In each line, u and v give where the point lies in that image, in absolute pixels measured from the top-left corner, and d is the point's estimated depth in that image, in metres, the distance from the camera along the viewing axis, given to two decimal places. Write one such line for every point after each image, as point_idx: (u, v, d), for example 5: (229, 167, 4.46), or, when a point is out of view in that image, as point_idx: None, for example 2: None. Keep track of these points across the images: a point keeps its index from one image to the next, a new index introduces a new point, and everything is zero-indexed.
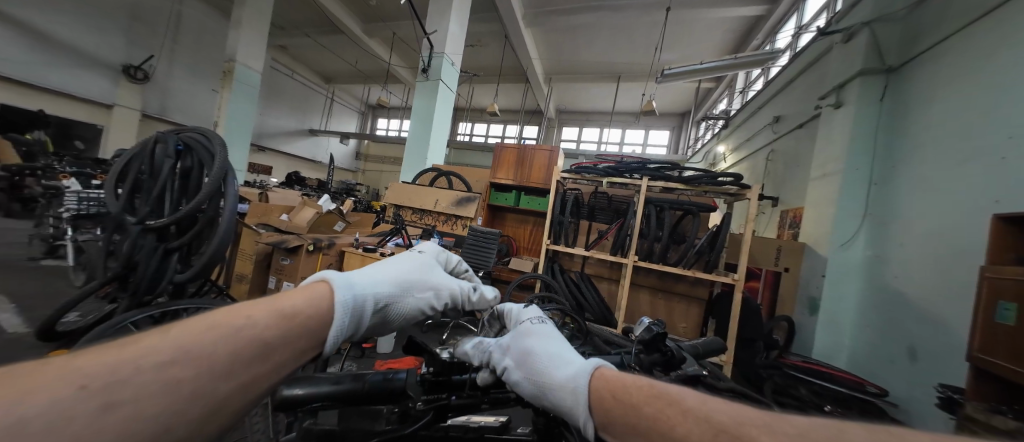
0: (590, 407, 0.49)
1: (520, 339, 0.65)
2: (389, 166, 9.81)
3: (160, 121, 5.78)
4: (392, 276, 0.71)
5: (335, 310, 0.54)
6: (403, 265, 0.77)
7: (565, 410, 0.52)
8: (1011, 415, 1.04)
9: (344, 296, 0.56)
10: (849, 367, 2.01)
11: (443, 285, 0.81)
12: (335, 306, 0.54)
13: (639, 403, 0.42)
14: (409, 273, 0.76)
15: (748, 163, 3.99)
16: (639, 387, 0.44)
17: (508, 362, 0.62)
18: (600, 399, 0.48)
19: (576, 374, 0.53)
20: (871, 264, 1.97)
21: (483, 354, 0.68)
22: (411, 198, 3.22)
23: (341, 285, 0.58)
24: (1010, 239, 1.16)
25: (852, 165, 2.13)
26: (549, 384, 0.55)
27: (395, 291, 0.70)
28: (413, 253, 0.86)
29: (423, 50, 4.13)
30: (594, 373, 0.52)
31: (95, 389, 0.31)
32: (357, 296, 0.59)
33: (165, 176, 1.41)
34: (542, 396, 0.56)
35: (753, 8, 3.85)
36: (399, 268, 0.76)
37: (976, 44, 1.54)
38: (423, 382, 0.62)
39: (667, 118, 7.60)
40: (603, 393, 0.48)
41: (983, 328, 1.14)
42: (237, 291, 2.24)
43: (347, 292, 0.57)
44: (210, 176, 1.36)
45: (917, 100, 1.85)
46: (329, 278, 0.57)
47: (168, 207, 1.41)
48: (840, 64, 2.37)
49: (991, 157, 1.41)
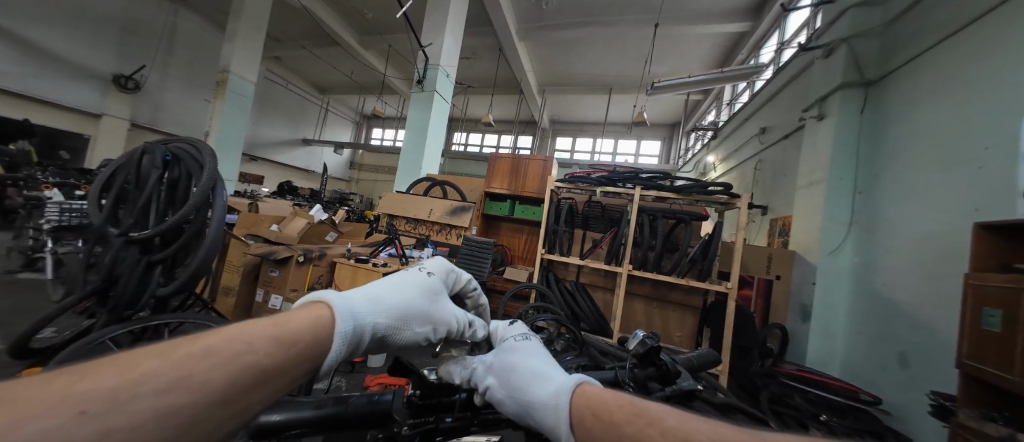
0: (571, 423, 0.48)
1: (505, 357, 0.64)
2: (382, 175, 9.75)
3: (150, 131, 5.63)
4: (391, 304, 0.67)
5: (334, 340, 0.52)
6: (404, 290, 0.72)
7: (545, 428, 0.51)
8: (1003, 421, 1.07)
9: (344, 331, 0.53)
10: (842, 373, 2.05)
11: (445, 313, 0.77)
12: (334, 336, 0.52)
13: (621, 424, 0.42)
14: (410, 300, 0.71)
15: (737, 172, 4.11)
16: (624, 410, 0.43)
17: (491, 381, 0.61)
18: (581, 416, 0.47)
19: (558, 389, 0.52)
20: (860, 271, 2.03)
21: (466, 372, 0.65)
22: (405, 207, 3.21)
23: (342, 316, 0.55)
24: (991, 246, 1.22)
25: (837, 174, 2.21)
26: (531, 402, 0.54)
27: (394, 319, 0.67)
28: (420, 274, 0.79)
29: (418, 61, 4.17)
30: (575, 390, 0.50)
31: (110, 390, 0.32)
32: (356, 326, 0.57)
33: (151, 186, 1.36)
34: (524, 416, 0.55)
35: (738, 25, 4.03)
36: (400, 295, 0.70)
37: (950, 59, 1.65)
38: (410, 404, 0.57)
39: (658, 129, 7.80)
40: (584, 410, 0.48)
41: (973, 333, 1.19)
42: (223, 305, 2.16)
43: (347, 322, 0.55)
44: (198, 186, 1.31)
45: (896, 112, 1.96)
46: (331, 303, 0.55)
47: (154, 218, 1.36)
48: (820, 78, 2.49)
49: (972, 166, 1.49)
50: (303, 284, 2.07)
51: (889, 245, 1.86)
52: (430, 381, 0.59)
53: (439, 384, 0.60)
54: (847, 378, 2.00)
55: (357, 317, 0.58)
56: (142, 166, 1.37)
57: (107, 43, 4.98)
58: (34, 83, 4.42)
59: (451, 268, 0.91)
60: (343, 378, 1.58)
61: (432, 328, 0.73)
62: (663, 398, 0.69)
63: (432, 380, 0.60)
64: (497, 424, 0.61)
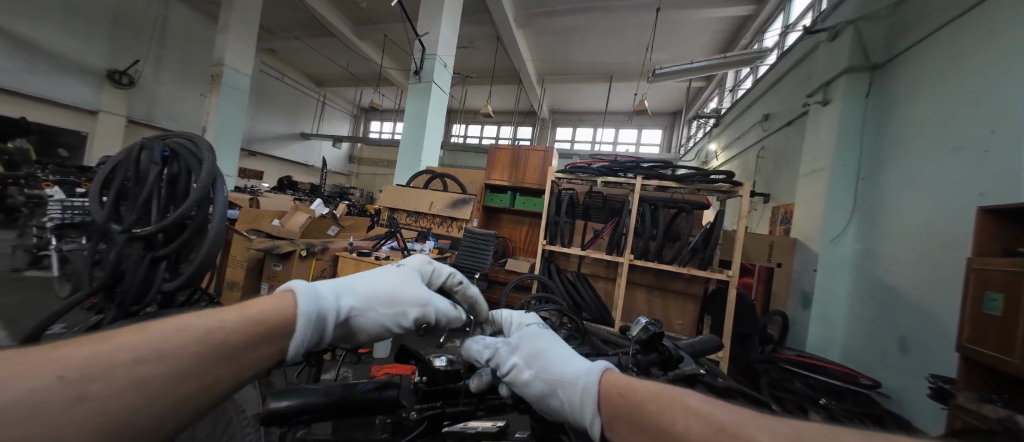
0: (598, 403, 0.50)
1: (530, 339, 0.65)
2: (381, 169, 9.71)
3: (147, 128, 5.60)
4: (363, 289, 0.68)
5: (297, 320, 0.52)
6: (376, 280, 0.72)
7: (572, 409, 0.53)
8: (1001, 403, 1.08)
9: (306, 304, 0.53)
10: (842, 358, 2.07)
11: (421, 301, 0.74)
12: (297, 317, 0.52)
13: (647, 405, 0.42)
14: (382, 290, 0.70)
15: (739, 160, 4.08)
16: (652, 389, 0.44)
17: (517, 360, 0.61)
18: (609, 397, 0.49)
19: (586, 370, 0.53)
20: (861, 257, 2.03)
21: (488, 352, 0.66)
22: (405, 201, 3.21)
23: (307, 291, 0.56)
24: (994, 230, 1.22)
25: (839, 161, 2.20)
26: (559, 381, 0.55)
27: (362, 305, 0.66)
28: (393, 268, 0.79)
29: (415, 52, 4.10)
30: (602, 376, 0.51)
31: (74, 379, 0.33)
32: (321, 308, 0.56)
33: (151, 182, 1.36)
34: (550, 397, 0.56)
35: (742, 9, 3.94)
36: (371, 284, 0.70)
37: (956, 42, 1.62)
38: (417, 390, 0.59)
39: (660, 117, 7.72)
40: (613, 394, 0.49)
41: (974, 316, 1.19)
42: (229, 299, 2.18)
43: (312, 303, 0.55)
44: (197, 182, 1.31)
45: (901, 96, 1.93)
46: (294, 287, 0.56)
47: (155, 214, 1.36)
48: (825, 62, 2.44)
49: (977, 150, 1.47)
50: (307, 278, 2.08)
51: (890, 231, 1.86)
52: (436, 369, 0.60)
53: (445, 371, 0.60)
54: (846, 363, 2.02)
55: (322, 295, 0.58)
56: (141, 162, 1.38)
57: (100, 38, 4.91)
58: (28, 80, 4.37)
59: (428, 262, 0.90)
60: (350, 368, 1.62)
61: (405, 315, 0.70)
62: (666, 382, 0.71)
63: (438, 368, 0.60)
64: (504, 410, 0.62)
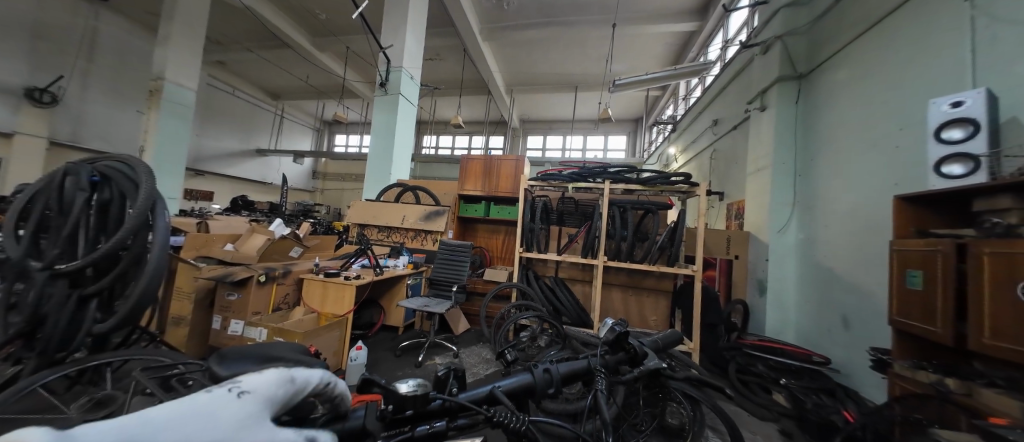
0: None
1: None
2: (349, 183, 9.39)
3: (74, 151, 4.99)
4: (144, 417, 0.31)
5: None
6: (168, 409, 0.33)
7: None
8: (931, 369, 1.23)
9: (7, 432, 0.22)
10: (796, 339, 2.25)
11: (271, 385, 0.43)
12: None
13: None
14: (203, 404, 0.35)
15: (695, 162, 4.38)
16: None
17: None
18: None
19: None
20: (803, 245, 2.24)
21: None
22: (376, 216, 3.15)
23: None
24: (908, 214, 1.40)
25: (780, 160, 2.42)
26: None
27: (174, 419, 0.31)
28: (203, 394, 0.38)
29: (380, 65, 4.05)
30: None
31: None
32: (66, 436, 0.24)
33: (77, 211, 1.23)
34: None
35: (688, 25, 4.29)
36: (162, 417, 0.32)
37: (867, 54, 1.88)
38: (382, 418, 0.52)
39: (624, 124, 8.10)
40: None
41: (899, 293, 1.36)
42: (176, 337, 1.98)
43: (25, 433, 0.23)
44: (133, 208, 1.21)
45: (825, 99, 2.18)
46: None
47: (83, 247, 1.24)
48: (760, 72, 2.69)
49: (890, 145, 1.70)
50: (267, 305, 2.03)
51: (827, 219, 2.06)
52: (401, 396, 0.50)
53: (414, 397, 0.50)
54: (801, 342, 2.19)
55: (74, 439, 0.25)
56: (65, 189, 1.25)
57: (15, 53, 4.37)
58: None
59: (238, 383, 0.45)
60: None
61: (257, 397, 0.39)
62: (632, 379, 0.74)
63: (404, 394, 0.51)
64: (475, 426, 0.54)
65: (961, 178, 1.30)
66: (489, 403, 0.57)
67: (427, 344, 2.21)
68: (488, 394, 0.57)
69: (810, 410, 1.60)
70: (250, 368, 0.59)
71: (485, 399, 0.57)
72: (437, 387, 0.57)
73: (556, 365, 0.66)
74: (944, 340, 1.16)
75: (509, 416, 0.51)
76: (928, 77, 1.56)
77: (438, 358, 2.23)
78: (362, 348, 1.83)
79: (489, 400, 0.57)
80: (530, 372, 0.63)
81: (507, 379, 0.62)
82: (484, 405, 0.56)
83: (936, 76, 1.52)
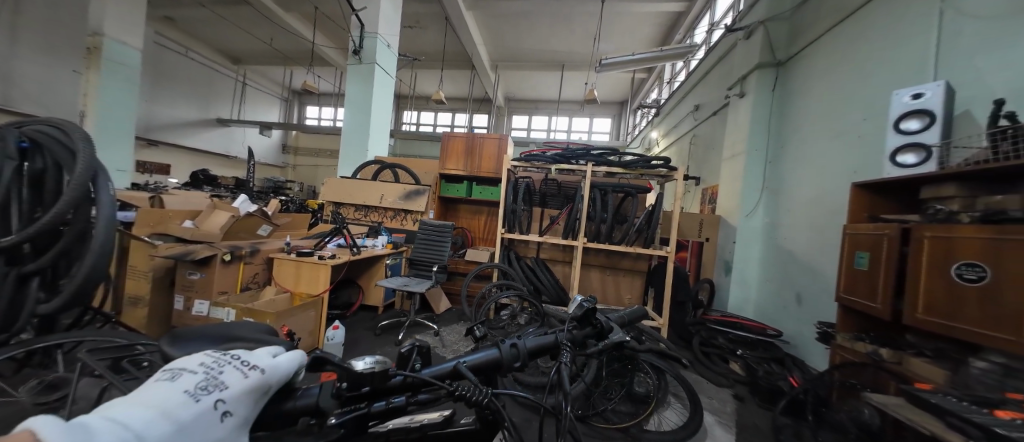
0: None
1: None
2: (324, 161, 9.01)
3: (3, 115, 4.35)
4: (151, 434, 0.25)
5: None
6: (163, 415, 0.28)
7: None
8: (868, 340, 1.37)
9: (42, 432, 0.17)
10: (755, 316, 2.42)
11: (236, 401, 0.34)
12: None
13: None
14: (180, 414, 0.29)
15: (676, 147, 4.46)
16: None
17: None
18: None
19: None
20: (768, 228, 2.37)
21: None
22: (352, 194, 3.04)
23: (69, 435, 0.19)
24: (864, 201, 1.50)
25: (753, 148, 2.50)
26: None
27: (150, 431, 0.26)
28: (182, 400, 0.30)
29: (354, 30, 3.77)
30: None
31: None
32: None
33: (6, 180, 1.11)
34: None
35: (676, 5, 4.22)
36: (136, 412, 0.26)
37: (842, 43, 1.93)
38: (337, 396, 0.47)
39: (608, 106, 8.07)
40: None
41: (848, 273, 1.47)
42: (133, 317, 1.87)
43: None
44: (70, 179, 1.09)
45: (799, 89, 2.24)
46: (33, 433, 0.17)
47: (17, 221, 1.12)
48: (743, 57, 2.72)
49: (852, 135, 1.79)
50: (235, 285, 1.94)
51: (790, 205, 2.18)
52: (358, 373, 0.47)
53: (371, 374, 0.47)
54: (760, 318, 2.36)
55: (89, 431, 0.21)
56: None
57: None
58: None
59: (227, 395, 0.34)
60: None
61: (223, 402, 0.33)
62: (597, 353, 0.77)
63: (361, 371, 0.48)
64: (437, 400, 0.54)
65: (912, 167, 1.39)
66: (453, 378, 0.57)
67: (407, 323, 2.21)
68: (452, 369, 0.57)
69: (761, 377, 1.75)
70: (208, 350, 0.47)
71: (449, 374, 0.57)
72: (398, 366, 0.56)
73: (524, 339, 0.66)
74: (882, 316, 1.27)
75: (472, 389, 0.51)
76: (894, 69, 1.62)
77: (418, 336, 2.25)
78: (339, 327, 1.82)
79: (453, 375, 0.57)
80: (498, 347, 0.63)
81: (472, 354, 0.62)
82: (447, 380, 0.56)
83: (903, 70, 1.59)
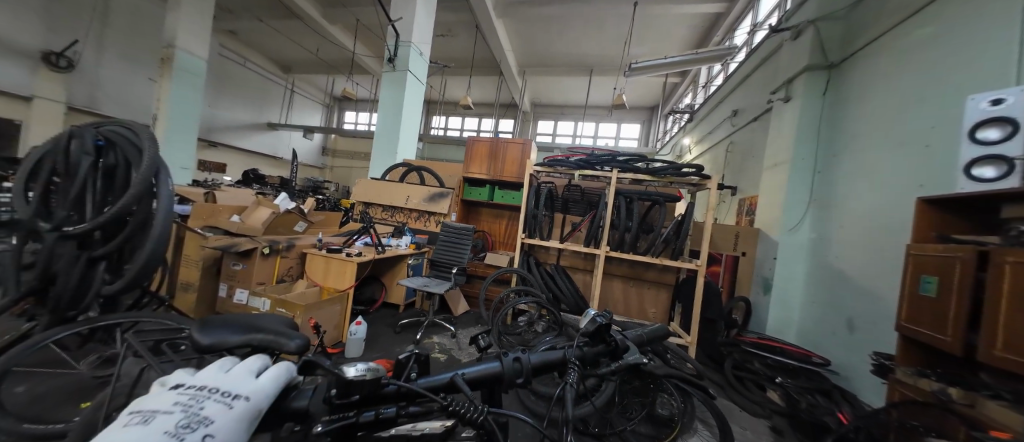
0: None
1: None
2: (357, 162, 9.45)
3: (89, 116, 4.88)
4: None
5: None
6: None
7: None
8: (934, 377, 1.20)
9: None
10: (795, 338, 2.23)
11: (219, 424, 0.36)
12: None
13: None
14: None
15: (710, 154, 4.25)
16: None
17: None
18: None
19: None
20: (814, 244, 2.18)
21: None
22: (380, 194, 3.14)
23: None
24: (931, 217, 1.33)
25: (800, 156, 2.31)
26: None
27: None
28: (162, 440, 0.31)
29: (388, 37, 3.93)
30: None
31: None
32: None
33: (83, 174, 1.23)
34: None
35: (713, 7, 4.05)
36: None
37: (906, 43, 1.76)
38: (328, 402, 0.46)
39: (638, 112, 7.88)
40: None
41: (911, 299, 1.31)
42: (181, 302, 2.02)
43: None
44: (137, 173, 1.20)
45: (855, 93, 2.06)
46: None
47: (90, 210, 1.24)
48: (789, 60, 2.54)
49: (918, 144, 1.61)
50: (272, 277, 2.05)
51: (842, 219, 1.99)
52: (347, 381, 0.44)
53: (360, 383, 0.45)
54: (801, 342, 2.17)
55: None
56: (71, 152, 1.23)
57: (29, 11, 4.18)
58: None
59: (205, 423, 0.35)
60: None
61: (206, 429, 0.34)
62: (609, 373, 0.72)
63: (350, 378, 0.45)
64: (430, 413, 0.52)
65: (991, 181, 1.22)
66: (448, 390, 0.55)
67: (427, 323, 2.23)
68: (449, 381, 0.55)
69: (801, 410, 1.59)
70: (232, 337, 0.50)
71: (445, 386, 0.54)
72: (396, 372, 0.54)
73: (528, 354, 0.63)
74: (952, 350, 1.11)
75: (467, 406, 0.49)
76: (970, 71, 1.45)
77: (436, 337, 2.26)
78: (361, 323, 1.85)
79: (449, 387, 0.55)
80: (500, 360, 0.61)
81: (473, 366, 0.59)
82: (442, 392, 0.54)
83: (979, 72, 1.41)
